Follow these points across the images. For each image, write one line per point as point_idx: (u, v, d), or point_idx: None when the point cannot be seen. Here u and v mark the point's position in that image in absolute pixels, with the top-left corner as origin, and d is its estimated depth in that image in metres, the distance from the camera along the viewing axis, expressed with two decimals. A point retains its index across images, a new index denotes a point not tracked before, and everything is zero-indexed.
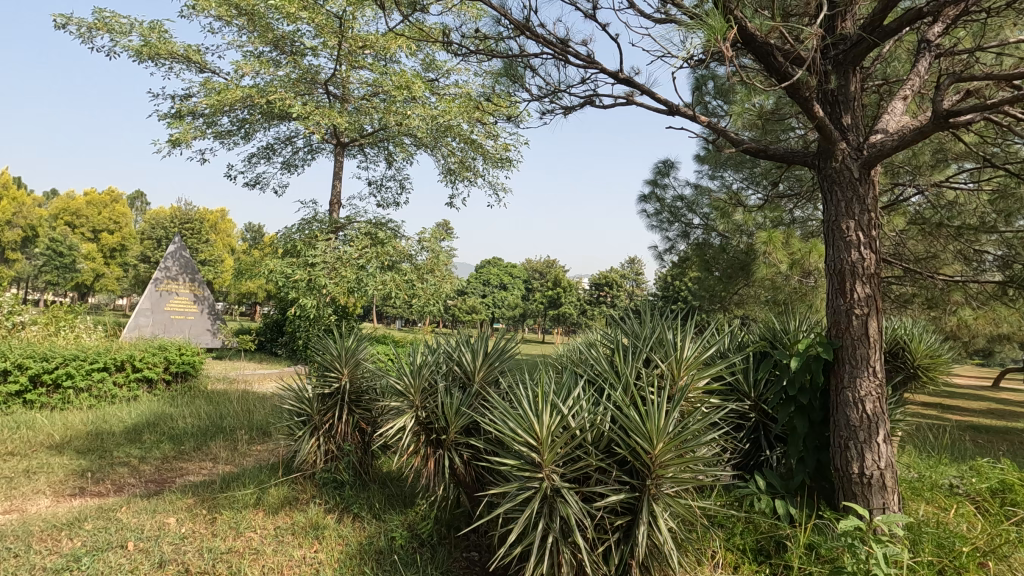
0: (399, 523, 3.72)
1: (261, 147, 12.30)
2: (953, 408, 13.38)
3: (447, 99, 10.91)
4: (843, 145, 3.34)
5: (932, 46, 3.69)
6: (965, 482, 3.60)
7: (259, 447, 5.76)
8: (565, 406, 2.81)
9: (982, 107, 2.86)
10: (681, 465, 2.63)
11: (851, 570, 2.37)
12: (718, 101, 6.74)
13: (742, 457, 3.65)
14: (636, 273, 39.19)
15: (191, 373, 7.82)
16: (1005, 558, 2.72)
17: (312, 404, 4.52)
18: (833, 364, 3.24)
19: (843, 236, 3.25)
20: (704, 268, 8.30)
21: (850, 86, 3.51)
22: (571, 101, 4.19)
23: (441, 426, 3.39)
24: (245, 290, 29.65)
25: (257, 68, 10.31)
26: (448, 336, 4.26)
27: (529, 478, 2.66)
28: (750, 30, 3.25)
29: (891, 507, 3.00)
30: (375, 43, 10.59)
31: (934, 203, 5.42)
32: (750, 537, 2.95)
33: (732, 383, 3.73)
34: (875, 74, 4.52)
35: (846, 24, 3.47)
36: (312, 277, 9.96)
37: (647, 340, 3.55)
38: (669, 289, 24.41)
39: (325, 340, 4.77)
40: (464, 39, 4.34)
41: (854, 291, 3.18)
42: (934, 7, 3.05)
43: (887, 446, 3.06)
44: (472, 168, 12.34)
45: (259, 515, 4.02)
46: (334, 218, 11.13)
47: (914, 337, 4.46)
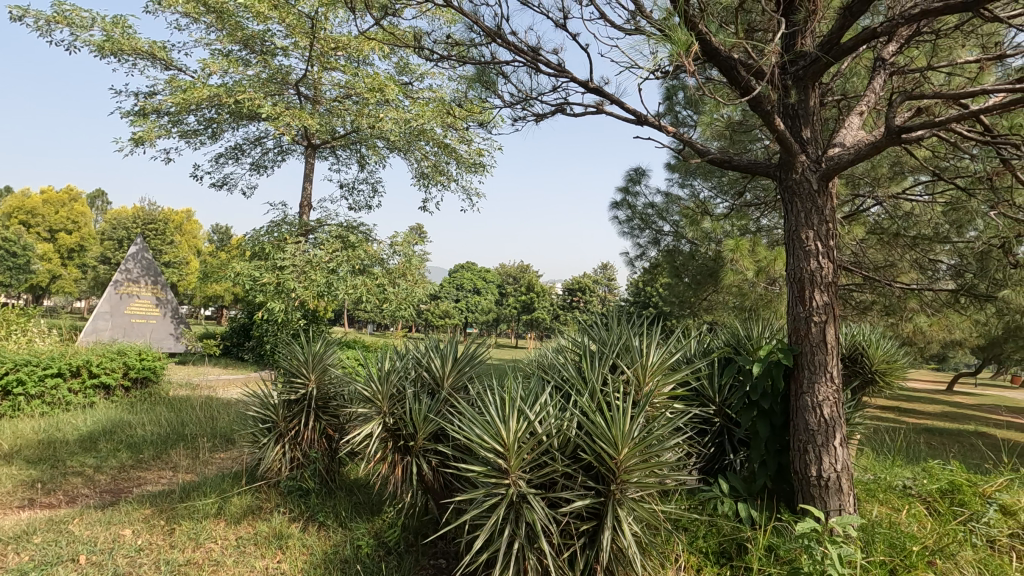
0: (366, 532, 3.67)
1: (229, 148, 12.04)
2: (911, 411, 13.90)
3: (420, 103, 10.88)
4: (803, 157, 3.45)
5: (887, 64, 3.90)
6: (918, 483, 3.73)
7: (222, 455, 5.61)
8: (532, 411, 2.82)
9: (932, 125, 2.99)
10: (646, 470, 2.66)
11: (808, 570, 2.44)
12: (687, 111, 6.90)
13: (706, 461, 3.72)
14: (609, 279, 39.65)
15: (151, 379, 7.55)
16: (953, 556, 2.83)
17: (277, 411, 4.43)
18: (793, 369, 3.33)
19: (803, 245, 3.35)
20: (674, 275, 8.46)
21: (809, 101, 3.62)
22: (543, 108, 4.19)
23: (409, 433, 3.36)
24: (211, 293, 28.91)
25: (225, 67, 10.10)
26: (418, 341, 4.24)
27: (495, 485, 2.66)
28: (714, 44, 3.33)
29: (847, 509, 3.09)
30: (347, 45, 10.49)
31: (891, 214, 5.65)
32: (713, 540, 3.01)
33: (697, 388, 3.80)
34: (835, 89, 4.68)
35: (806, 41, 3.59)
36: (280, 281, 9.75)
37: (614, 347, 3.60)
38: (640, 296, 24.72)
39: (292, 345, 4.69)
40: (436, 44, 4.34)
41: (813, 299, 3.28)
42: (888, 28, 3.18)
43: (844, 450, 3.15)
44: (445, 172, 12.30)
45: (220, 525, 3.90)
46: (305, 221, 10.96)
47: (871, 343, 4.63)
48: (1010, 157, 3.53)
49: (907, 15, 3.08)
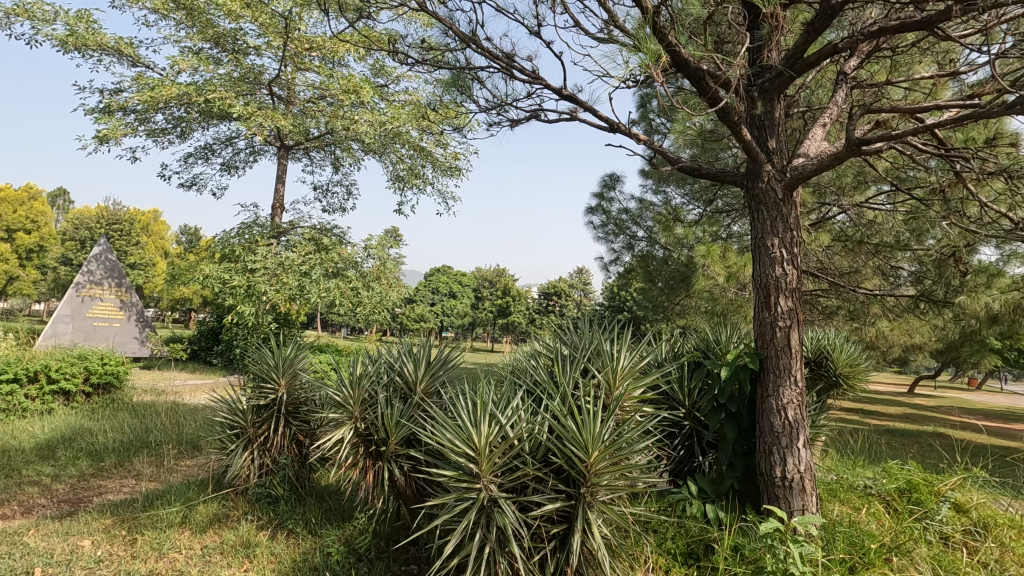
0: (336, 538, 3.62)
1: (199, 148, 11.79)
2: (875, 413, 14.34)
3: (396, 106, 10.82)
4: (768, 167, 3.55)
5: (848, 78, 4.01)
6: (878, 483, 3.86)
7: (188, 462, 5.47)
8: (503, 416, 2.83)
9: (890, 137, 3.11)
10: (616, 473, 2.70)
11: (772, 569, 2.50)
12: (661, 119, 7.02)
13: (676, 463, 3.79)
14: (584, 284, 40.02)
15: (114, 384, 7.32)
16: (909, 553, 2.93)
17: (246, 416, 4.36)
18: (760, 373, 3.42)
19: (768, 252, 3.45)
20: (647, 279, 8.59)
21: (774, 112, 3.73)
22: (517, 114, 4.21)
23: (381, 438, 3.34)
24: (179, 296, 28.17)
25: (195, 65, 9.90)
26: (391, 345, 4.21)
27: (466, 489, 2.66)
28: (683, 56, 3.40)
29: (809, 509, 3.17)
30: (322, 46, 10.39)
31: (855, 222, 5.83)
32: (681, 541, 3.07)
33: (667, 391, 3.88)
34: (801, 101, 4.83)
35: (771, 55, 3.70)
36: (251, 284, 9.56)
37: (586, 351, 3.64)
38: (615, 300, 24.94)
39: (261, 350, 4.62)
40: (411, 48, 4.33)
41: (778, 304, 3.37)
42: (849, 43, 3.29)
43: (807, 451, 3.24)
44: (421, 175, 12.25)
45: (185, 534, 3.81)
46: (277, 223, 10.78)
47: (835, 347, 4.77)
48: (962, 169, 3.69)
49: (866, 32, 3.20)
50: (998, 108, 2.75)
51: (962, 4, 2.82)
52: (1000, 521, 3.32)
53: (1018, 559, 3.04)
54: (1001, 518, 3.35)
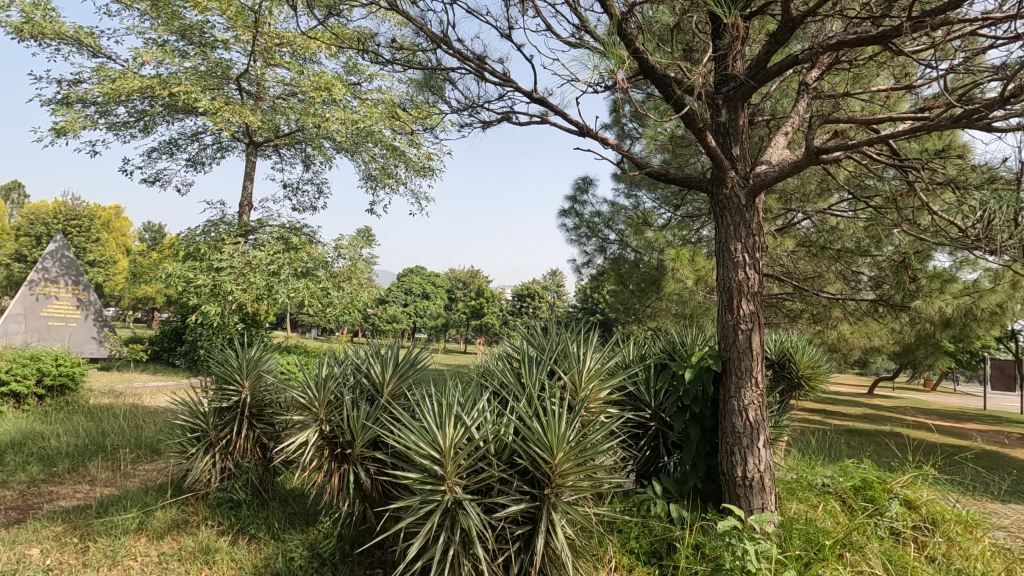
0: (300, 543, 3.56)
1: (163, 142, 11.45)
2: (835, 413, 14.81)
3: (368, 104, 10.73)
4: (732, 173, 3.63)
5: (810, 88, 4.14)
6: (835, 481, 3.99)
7: (146, 466, 5.31)
8: (469, 417, 2.84)
9: (846, 146, 3.21)
10: (580, 474, 2.73)
11: (730, 567, 2.57)
12: (633, 124, 7.11)
13: (642, 463, 3.85)
14: (557, 285, 40.37)
15: (69, 387, 7.05)
16: (861, 548, 3.04)
17: (208, 419, 4.26)
18: (722, 375, 3.49)
19: (732, 257, 3.53)
20: (619, 282, 8.70)
21: (739, 120, 3.81)
22: (489, 116, 4.19)
23: (347, 441, 3.29)
24: (141, 295, 27.36)
25: (160, 58, 9.62)
26: (359, 346, 4.16)
27: (432, 491, 2.66)
28: (651, 63, 3.43)
29: (768, 507, 3.25)
30: (293, 41, 10.20)
31: (819, 228, 6.00)
32: (644, 541, 3.11)
33: (633, 393, 3.94)
34: (766, 110, 4.95)
35: (735, 64, 3.79)
36: (217, 283, 9.32)
37: (552, 353, 3.66)
38: (588, 301, 25.13)
39: (224, 351, 4.51)
40: (384, 46, 4.29)
41: (740, 307, 3.45)
42: (809, 55, 3.40)
43: (767, 451, 3.32)
44: (394, 175, 12.16)
45: (141, 541, 3.69)
46: (244, 221, 10.54)
47: (798, 349, 4.91)
48: (914, 179, 3.85)
49: (826, 45, 3.31)
50: (945, 122, 2.88)
51: (912, 22, 2.95)
52: (947, 517, 3.47)
53: (963, 553, 3.18)
54: (949, 513, 3.49)
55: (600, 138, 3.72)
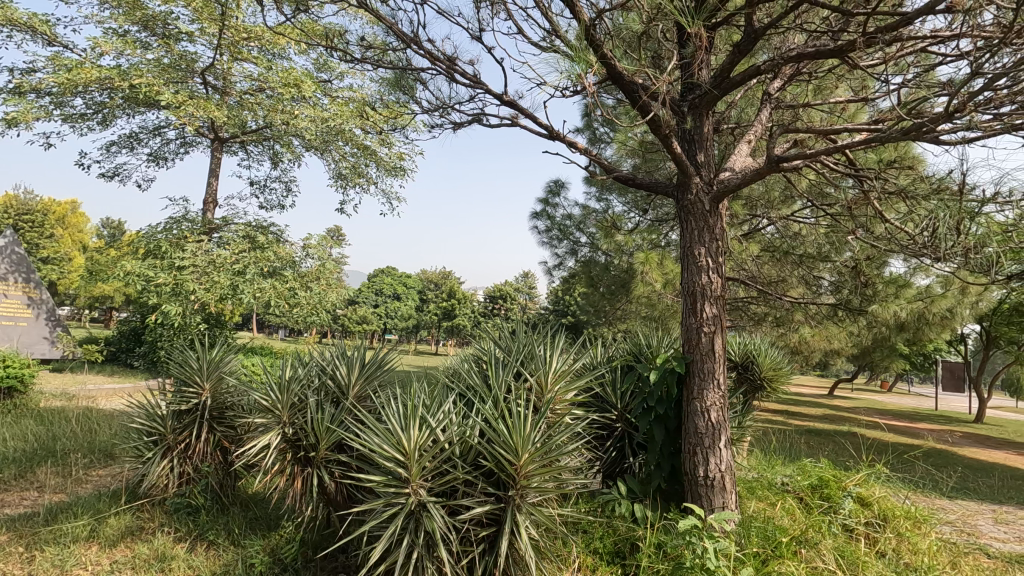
0: (260, 549, 3.48)
1: (123, 136, 11.05)
2: (798, 414, 15.27)
3: (339, 102, 10.58)
4: (697, 179, 3.71)
5: (772, 99, 4.26)
6: (793, 480, 4.10)
7: (100, 472, 5.12)
8: (434, 419, 2.83)
9: (805, 156, 3.31)
10: (545, 475, 2.75)
11: (691, 565, 2.63)
12: (604, 128, 7.18)
13: (607, 464, 3.90)
14: (529, 287, 40.62)
15: (18, 389, 6.75)
16: (817, 545, 3.13)
17: (166, 422, 4.14)
18: (686, 376, 3.56)
19: (696, 261, 3.60)
20: (590, 284, 8.79)
21: (703, 127, 3.90)
22: (460, 117, 4.17)
23: (311, 443, 3.24)
24: (98, 293, 26.34)
25: (120, 48, 9.29)
26: (325, 348, 4.10)
27: (395, 494, 2.64)
28: (618, 69, 3.47)
29: (729, 506, 3.32)
30: (261, 36, 9.97)
31: (782, 234, 6.17)
32: (608, 541, 3.15)
33: (600, 395, 3.99)
34: (731, 118, 5.08)
35: (701, 72, 3.86)
36: (178, 281, 9.03)
37: (518, 355, 3.68)
38: (559, 304, 25.23)
39: (184, 352, 4.38)
40: (356, 43, 4.23)
41: (703, 311, 3.52)
42: (771, 66, 3.48)
43: (728, 451, 3.39)
44: (365, 175, 12.02)
45: (93, 549, 3.55)
46: (208, 218, 10.26)
47: (760, 352, 5.04)
48: (869, 188, 4.00)
49: (786, 56, 3.40)
50: (895, 134, 3.00)
51: (865, 37, 3.06)
52: (897, 513, 3.60)
53: (912, 548, 3.32)
54: (898, 510, 3.63)
55: (569, 142, 3.75)
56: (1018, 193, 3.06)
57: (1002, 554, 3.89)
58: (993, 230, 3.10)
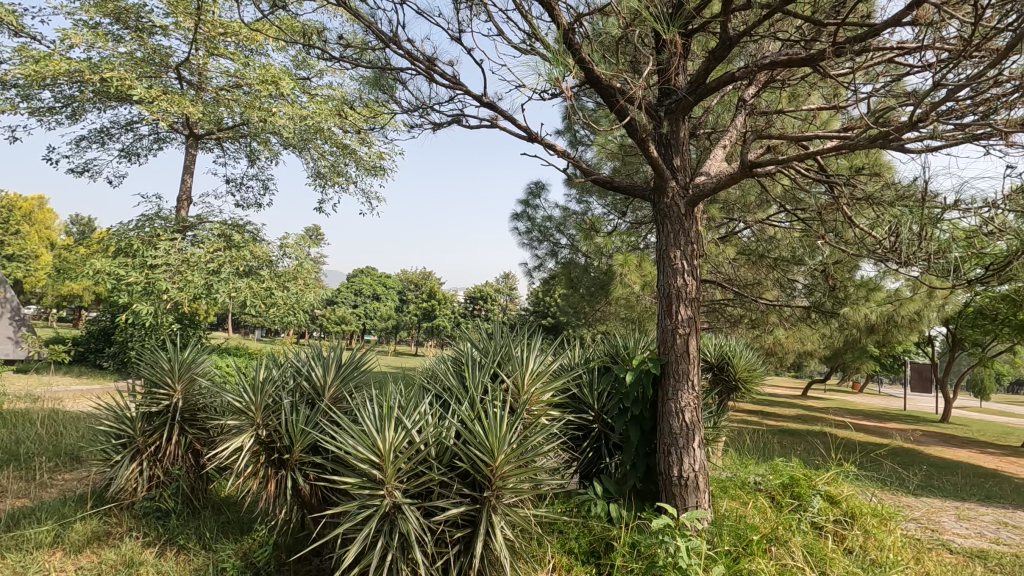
0: (233, 553, 3.43)
1: (94, 131, 10.76)
2: (773, 415, 15.56)
3: (318, 100, 10.46)
4: (673, 183, 3.76)
5: (747, 105, 4.35)
6: (766, 479, 4.17)
7: (66, 476, 4.98)
8: (410, 420, 2.82)
9: (777, 161, 3.38)
10: (521, 475, 2.76)
11: (664, 564, 2.66)
12: (584, 131, 7.24)
13: (584, 464, 3.94)
14: (510, 288, 40.67)
15: None
16: (786, 543, 3.20)
17: (135, 425, 4.06)
18: (661, 377, 3.60)
19: (672, 263, 3.65)
20: (570, 285, 8.83)
21: (679, 132, 3.96)
22: (439, 118, 4.16)
23: (285, 445, 3.20)
24: (66, 291, 25.54)
25: (91, 41, 9.05)
26: (300, 349, 4.05)
27: (370, 496, 2.62)
28: (596, 72, 3.50)
29: (702, 506, 3.37)
30: (238, 32, 9.80)
31: (758, 237, 6.28)
32: (583, 540, 3.17)
33: (577, 396, 4.02)
34: (708, 123, 5.16)
35: (678, 78, 3.92)
36: (150, 280, 8.80)
37: (495, 356, 3.69)
38: (540, 305, 25.29)
39: (155, 353, 4.29)
40: (336, 41, 4.19)
41: (678, 313, 3.57)
42: (746, 73, 3.54)
43: (702, 451, 3.44)
44: (344, 174, 11.90)
45: (57, 555, 3.45)
46: (182, 216, 10.04)
47: (736, 353, 5.12)
48: (839, 194, 4.10)
49: (760, 64, 3.46)
50: (863, 142, 3.08)
51: (834, 47, 3.14)
52: (864, 510, 3.69)
53: (878, 545, 3.41)
54: (866, 507, 3.72)
55: (548, 144, 3.76)
56: (980, 200, 3.13)
57: (964, 549, 4.02)
58: (958, 235, 3.21)
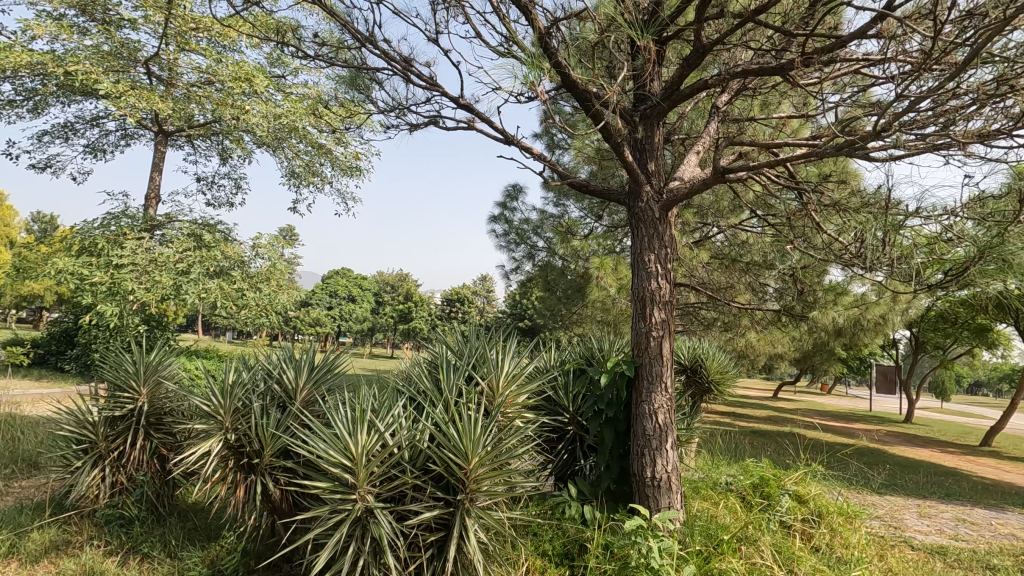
0: (199, 561, 3.34)
1: (57, 125, 10.41)
2: (744, 416, 15.86)
3: (293, 99, 10.29)
4: (648, 187, 3.81)
5: (720, 112, 4.43)
6: (736, 479, 4.24)
7: (23, 483, 4.80)
8: (383, 424, 2.79)
9: (748, 168, 3.45)
10: (495, 478, 2.76)
11: (636, 565, 2.68)
12: (561, 135, 7.28)
13: (559, 466, 3.96)
14: (486, 290, 40.64)
15: None
16: (755, 542, 3.26)
17: (97, 429, 3.93)
18: (635, 379, 3.64)
19: (646, 267, 3.69)
20: (546, 288, 8.86)
21: (653, 137, 4.01)
22: (416, 119, 4.13)
23: (254, 450, 3.13)
24: (25, 291, 24.57)
25: (55, 33, 8.75)
26: (272, 351, 3.98)
27: (342, 501, 2.58)
28: (573, 77, 3.52)
29: (674, 506, 3.40)
30: (210, 27, 9.59)
31: (730, 242, 6.40)
32: (557, 542, 3.18)
33: (552, 398, 4.03)
34: (682, 129, 5.24)
35: (652, 84, 3.98)
36: (115, 280, 8.53)
37: (470, 359, 3.68)
38: (516, 306, 25.35)
39: (119, 355, 4.16)
40: (311, 39, 4.14)
41: (652, 315, 3.61)
42: (719, 81, 3.60)
43: (674, 452, 3.48)
44: (319, 173, 11.73)
45: (12, 566, 3.31)
46: (150, 215, 9.77)
47: (708, 356, 5.20)
48: (807, 201, 4.20)
49: (732, 72, 3.53)
50: (831, 150, 3.15)
51: (803, 57, 3.22)
52: (831, 509, 3.78)
53: (844, 542, 3.50)
54: (832, 506, 3.82)
55: (524, 147, 3.77)
56: (940, 208, 3.31)
57: (924, 546, 4.15)
58: (920, 242, 3.32)
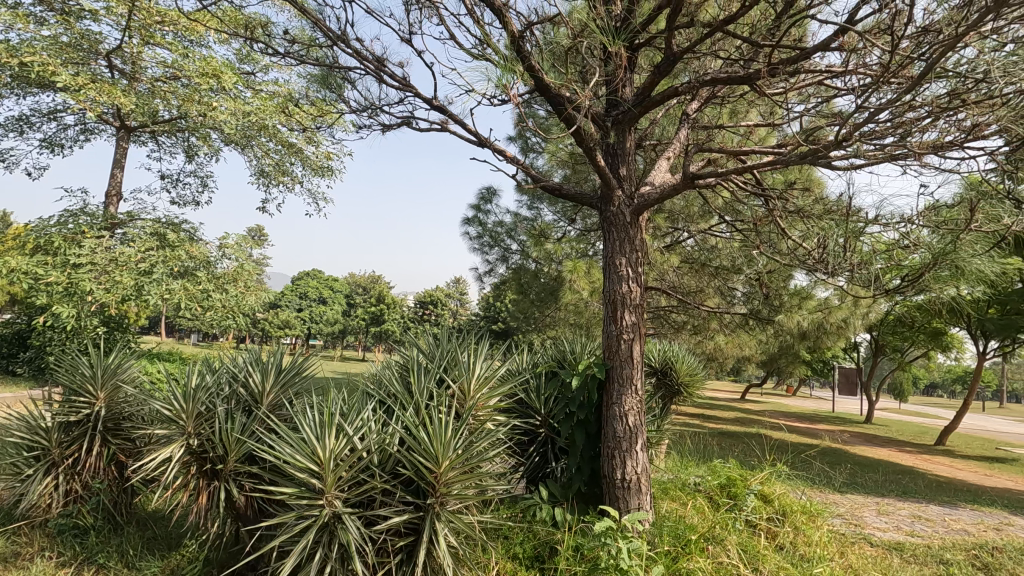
0: (159, 570, 3.23)
1: (11, 118, 9.97)
2: (713, 418, 16.14)
3: (262, 96, 10.07)
4: (619, 192, 3.85)
5: (689, 119, 4.52)
6: (705, 479, 4.31)
7: None
8: (352, 428, 2.74)
9: (716, 174, 3.52)
10: (465, 481, 2.74)
11: (605, 566, 2.70)
12: (535, 138, 7.31)
13: (531, 469, 3.97)
14: (460, 292, 40.47)
15: None
16: (722, 541, 3.32)
17: (51, 435, 3.77)
18: (606, 381, 3.67)
19: (617, 270, 3.73)
20: (520, 291, 8.87)
21: (625, 142, 4.07)
22: (389, 119, 4.09)
23: (218, 455, 3.04)
24: None
25: (9, 22, 8.38)
26: (237, 354, 3.88)
27: (308, 506, 2.53)
28: (546, 81, 3.54)
29: (643, 507, 3.44)
30: (176, 21, 9.32)
31: (700, 246, 6.52)
32: (528, 545, 3.18)
33: (524, 401, 4.03)
34: (653, 135, 5.32)
35: (624, 90, 4.03)
36: (72, 280, 8.19)
37: (441, 362, 3.65)
38: (490, 309, 25.29)
39: (75, 358, 4.00)
40: (282, 36, 4.06)
41: (623, 318, 3.65)
42: (689, 88, 3.66)
43: (644, 453, 3.52)
44: (289, 173, 11.51)
45: None
46: (111, 213, 9.43)
47: (678, 358, 5.28)
48: (774, 207, 4.32)
49: (701, 80, 3.60)
50: (795, 158, 3.25)
51: (769, 67, 3.31)
52: (795, 508, 3.88)
53: (807, 540, 3.59)
54: (796, 505, 3.92)
55: (497, 150, 3.77)
56: (898, 216, 3.45)
57: (883, 542, 4.29)
58: (878, 248, 3.45)
